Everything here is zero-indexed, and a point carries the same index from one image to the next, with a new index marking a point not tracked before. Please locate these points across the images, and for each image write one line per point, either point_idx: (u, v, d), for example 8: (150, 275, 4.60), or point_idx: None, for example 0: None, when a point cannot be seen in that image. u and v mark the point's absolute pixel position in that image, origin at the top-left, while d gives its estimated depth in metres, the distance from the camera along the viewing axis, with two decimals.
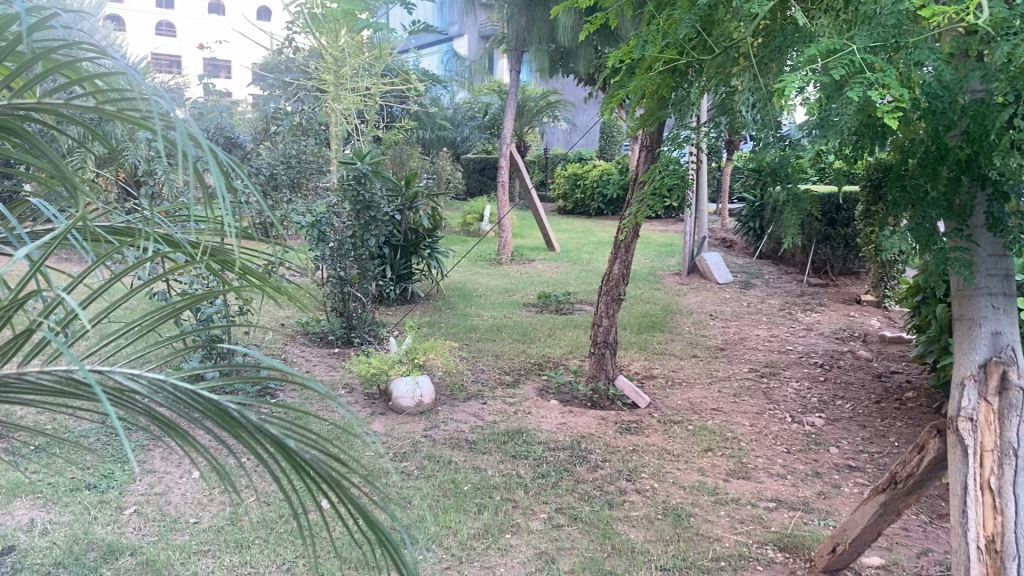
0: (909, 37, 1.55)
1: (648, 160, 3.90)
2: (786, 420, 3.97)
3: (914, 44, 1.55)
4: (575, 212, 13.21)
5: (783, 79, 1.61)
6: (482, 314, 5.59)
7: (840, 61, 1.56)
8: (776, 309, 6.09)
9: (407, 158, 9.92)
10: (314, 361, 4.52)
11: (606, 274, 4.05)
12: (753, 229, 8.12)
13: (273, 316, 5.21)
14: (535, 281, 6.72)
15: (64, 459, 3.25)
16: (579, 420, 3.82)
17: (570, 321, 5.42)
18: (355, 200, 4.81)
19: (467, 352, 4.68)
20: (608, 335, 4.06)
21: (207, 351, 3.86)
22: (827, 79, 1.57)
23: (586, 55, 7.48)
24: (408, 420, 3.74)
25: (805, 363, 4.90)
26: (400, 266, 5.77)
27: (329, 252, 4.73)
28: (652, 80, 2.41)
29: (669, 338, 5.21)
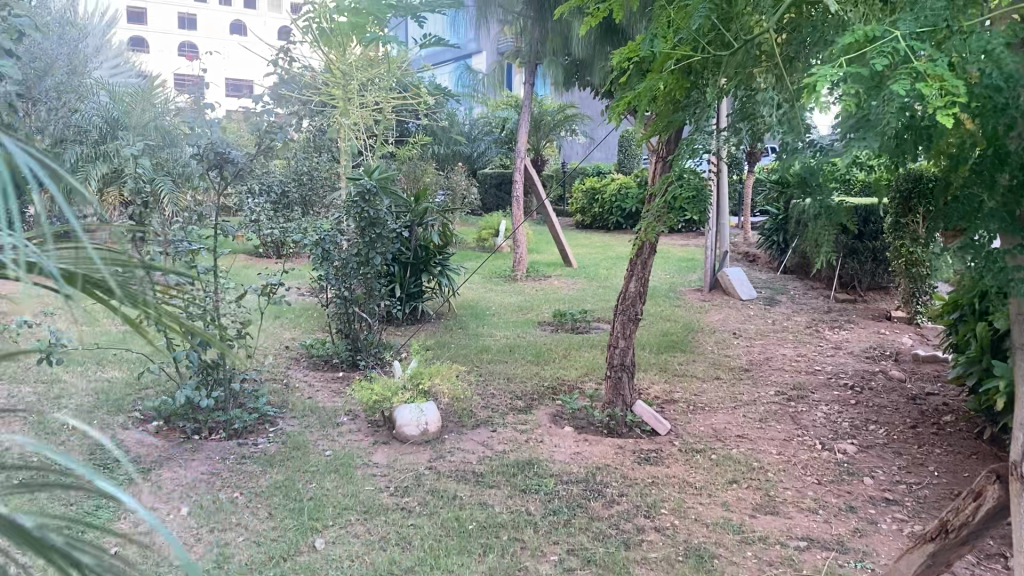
0: (961, 22, 1.41)
1: (664, 169, 3.69)
2: (815, 448, 3.71)
3: (966, 30, 1.41)
4: (594, 227, 12.97)
5: (814, 74, 1.46)
6: (494, 334, 5.37)
7: (881, 51, 1.41)
8: (803, 326, 5.83)
9: (421, 174, 9.76)
10: (317, 387, 4.33)
11: (622, 292, 3.82)
12: (778, 243, 7.85)
13: (277, 339, 5.03)
14: (550, 299, 6.51)
15: (48, 496, 3.04)
16: (594, 449, 3.59)
17: (586, 341, 5.20)
18: (360, 218, 4.52)
19: (477, 375, 4.47)
20: (625, 357, 3.83)
21: (202, 379, 3.67)
22: (865, 73, 1.41)
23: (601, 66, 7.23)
24: (412, 450, 3.53)
25: (834, 385, 4.63)
26: (410, 285, 5.58)
27: (334, 272, 4.54)
28: (664, 80, 2.29)
29: (690, 359, 4.96)
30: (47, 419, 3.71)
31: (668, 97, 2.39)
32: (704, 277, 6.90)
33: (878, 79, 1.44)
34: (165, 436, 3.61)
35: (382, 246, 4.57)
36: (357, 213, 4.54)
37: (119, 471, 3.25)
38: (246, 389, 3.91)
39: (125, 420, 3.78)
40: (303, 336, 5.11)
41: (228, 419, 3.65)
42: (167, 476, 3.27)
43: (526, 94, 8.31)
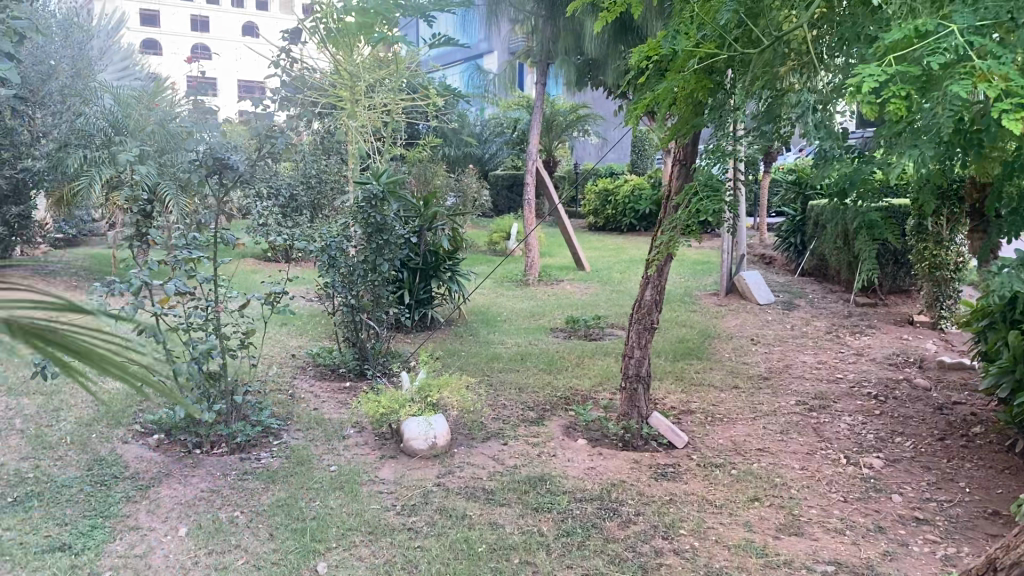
0: (998, 30, 1.54)
1: (682, 175, 3.56)
2: (840, 462, 3.56)
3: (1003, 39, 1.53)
4: (607, 229, 12.81)
5: (859, 74, 1.53)
6: (506, 341, 5.25)
7: (935, 48, 1.50)
8: (823, 332, 5.67)
9: (431, 176, 9.64)
10: (324, 397, 4.21)
11: (637, 300, 3.68)
12: (794, 245, 7.68)
13: (283, 347, 4.92)
14: (563, 304, 6.37)
15: (42, 515, 2.93)
16: (609, 463, 3.45)
17: (600, 348, 5.06)
18: (367, 224, 4.42)
19: (489, 385, 4.34)
20: (641, 367, 3.69)
21: (203, 392, 3.55)
22: (914, 73, 1.50)
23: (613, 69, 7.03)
24: (420, 465, 3.40)
25: (858, 394, 4.47)
26: (419, 291, 5.47)
27: (340, 278, 4.42)
28: (686, 80, 2.28)
29: (707, 366, 4.82)
30: (46, 433, 3.61)
31: (689, 101, 2.40)
32: (720, 281, 6.75)
33: (921, 81, 1.54)
34: (165, 450, 3.50)
35: (390, 252, 4.46)
36: (364, 219, 4.44)
37: (116, 489, 3.13)
38: (249, 401, 3.80)
39: (126, 433, 3.67)
40: (310, 344, 5.00)
41: (229, 433, 3.53)
42: (165, 493, 3.15)
43: (537, 95, 8.16)
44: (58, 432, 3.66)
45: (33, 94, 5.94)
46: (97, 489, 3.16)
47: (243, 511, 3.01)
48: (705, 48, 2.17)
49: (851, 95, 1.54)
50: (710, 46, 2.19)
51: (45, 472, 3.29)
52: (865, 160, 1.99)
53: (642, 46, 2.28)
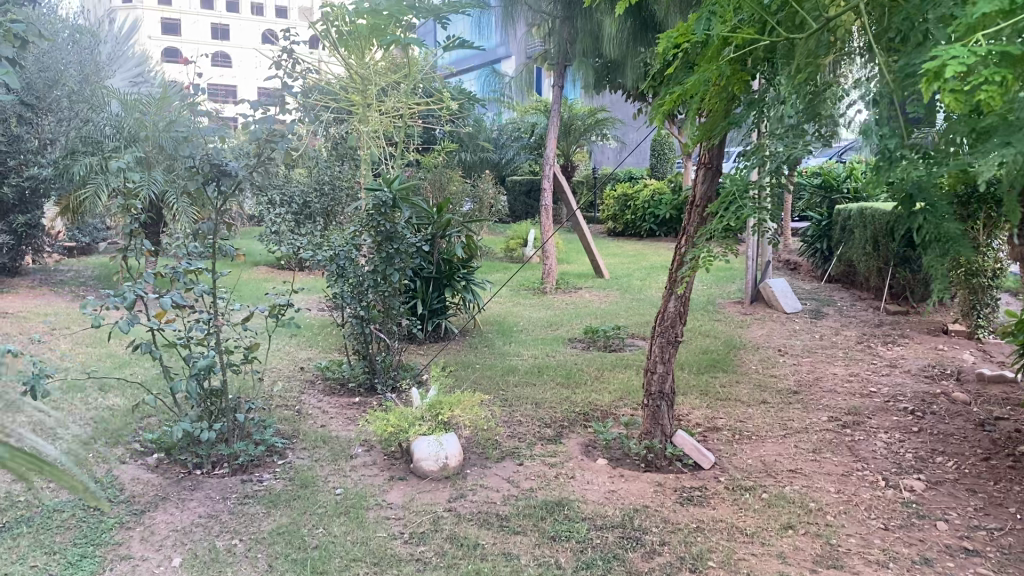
0: None
1: (709, 179, 3.36)
2: (878, 485, 3.33)
3: None
4: (626, 234, 12.60)
5: (940, 54, 1.34)
6: (522, 352, 5.05)
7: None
8: (853, 342, 5.42)
9: (447, 181, 9.48)
10: (331, 413, 4.03)
11: (660, 312, 3.49)
12: (820, 250, 7.43)
13: (292, 360, 4.75)
14: (582, 313, 6.16)
15: (29, 542, 2.76)
16: (631, 486, 3.25)
17: (620, 360, 4.85)
18: (377, 231, 4.24)
19: (503, 400, 4.14)
20: (664, 383, 3.49)
21: (203, 409, 3.39)
22: (1010, 51, 1.30)
23: (633, 70, 6.81)
24: (431, 488, 3.21)
25: (893, 409, 4.23)
26: (433, 300, 5.29)
27: (348, 289, 4.22)
28: (720, 71, 2.11)
29: (734, 380, 4.60)
30: None
31: (722, 95, 2.24)
32: (745, 289, 6.51)
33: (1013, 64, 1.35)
34: (164, 472, 3.33)
35: (401, 262, 4.28)
36: (374, 227, 4.27)
37: (109, 514, 2.97)
38: (252, 420, 3.62)
39: (124, 452, 3.52)
40: (319, 356, 4.83)
41: (230, 453, 3.35)
42: (160, 519, 2.98)
43: (554, 99, 7.96)
44: None
45: (39, 102, 5.89)
46: (89, 514, 3.00)
47: (242, 539, 2.83)
48: (745, 33, 1.98)
49: (928, 82, 1.34)
50: (750, 31, 2.01)
51: (38, 495, 3.13)
52: (937, 163, 1.85)
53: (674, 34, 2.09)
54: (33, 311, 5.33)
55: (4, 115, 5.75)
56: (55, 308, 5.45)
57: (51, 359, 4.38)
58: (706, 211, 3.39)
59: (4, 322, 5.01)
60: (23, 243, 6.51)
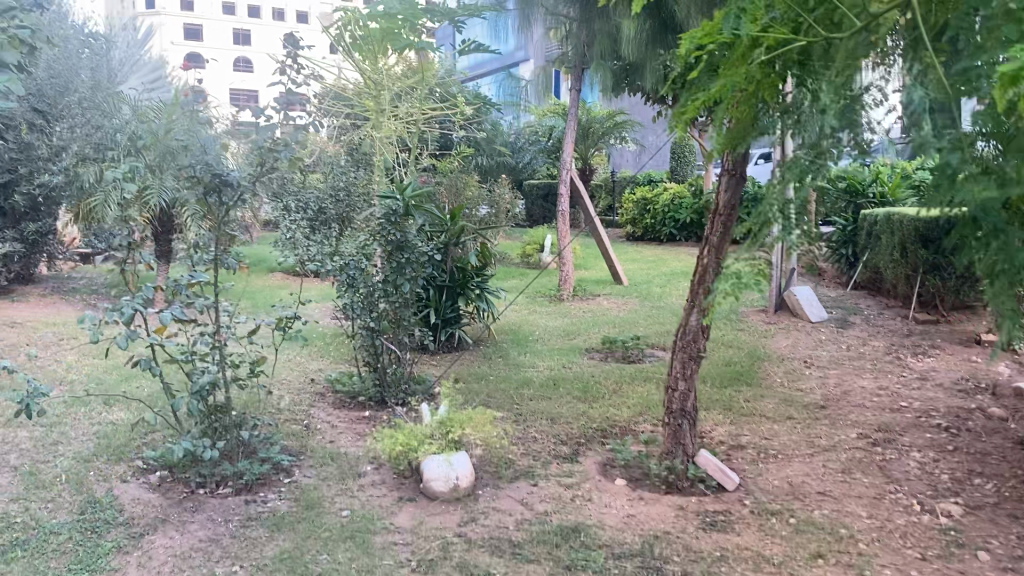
0: None
1: (734, 187, 3.20)
2: (913, 510, 3.15)
3: None
4: (645, 239, 12.40)
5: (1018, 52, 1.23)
6: (538, 363, 4.90)
7: None
8: (882, 353, 5.23)
9: (463, 186, 9.35)
10: (340, 428, 3.89)
11: (681, 326, 3.34)
12: (845, 257, 7.29)
13: (301, 372, 4.62)
14: (600, 321, 6.00)
15: (22, 568, 2.65)
16: (651, 510, 3.09)
17: (640, 373, 4.69)
18: (386, 240, 4.10)
19: (517, 415, 3.99)
20: (685, 401, 3.34)
21: (206, 427, 3.27)
22: None
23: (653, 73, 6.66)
24: (441, 511, 3.06)
25: (925, 425, 4.04)
26: (446, 309, 5.15)
27: (358, 300, 4.13)
28: (751, 75, 2.01)
29: (758, 394, 4.43)
30: (40, 471, 3.35)
31: (752, 102, 2.14)
32: (768, 297, 6.33)
33: None
34: (165, 492, 3.22)
35: (412, 271, 4.14)
36: (384, 236, 4.11)
37: (106, 538, 2.85)
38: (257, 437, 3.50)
39: (125, 470, 3.40)
40: (329, 368, 4.71)
41: (232, 473, 3.22)
42: (159, 543, 2.86)
43: (571, 102, 7.80)
44: (53, 466, 3.40)
45: (51, 108, 5.90)
46: (87, 537, 2.88)
47: (242, 566, 2.70)
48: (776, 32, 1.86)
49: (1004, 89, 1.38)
50: (782, 31, 1.91)
51: (34, 515, 3.02)
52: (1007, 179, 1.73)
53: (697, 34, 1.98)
54: (41, 321, 5.25)
55: (14, 120, 5.74)
56: (64, 317, 5.37)
57: (57, 371, 4.29)
58: (730, 221, 3.24)
59: (12, 332, 4.92)
60: (34, 250, 6.46)
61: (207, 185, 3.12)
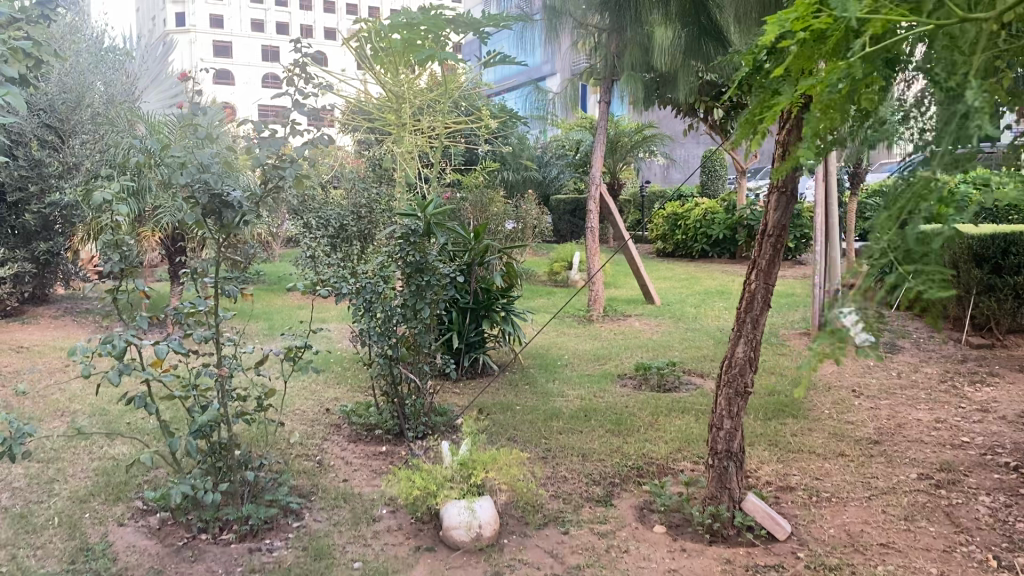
0: None
1: (783, 207, 2.92)
2: (989, 566, 2.79)
3: None
4: (676, 255, 12.08)
5: None
6: (567, 392, 4.61)
7: None
8: (937, 381, 4.87)
9: (488, 203, 9.11)
10: (355, 465, 3.62)
11: (726, 358, 3.06)
12: None
13: (317, 402, 4.37)
14: (632, 344, 5.70)
15: None
16: (694, 564, 2.78)
17: (676, 403, 4.38)
18: (404, 263, 3.83)
19: (546, 452, 3.70)
20: (732, 442, 3.04)
21: (210, 466, 3.02)
22: None
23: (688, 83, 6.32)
24: (461, 564, 2.77)
25: (993, 464, 3.67)
26: (469, 333, 4.88)
27: (376, 327, 3.80)
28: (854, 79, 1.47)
29: (805, 428, 4.11)
30: (32, 513, 3.11)
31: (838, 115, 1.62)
32: (810, 319, 6.00)
33: None
34: (163, 538, 2.96)
35: (433, 294, 3.87)
36: (403, 258, 3.87)
37: None
38: (266, 474, 3.24)
39: (123, 512, 3.16)
40: (346, 396, 4.45)
41: (234, 518, 2.96)
42: None
43: (600, 115, 7.54)
44: (47, 505, 3.17)
45: (62, 124, 5.72)
46: None
47: None
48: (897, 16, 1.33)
49: None
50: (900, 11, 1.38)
51: (20, 563, 2.77)
52: None
53: (793, 13, 1.35)
54: (50, 345, 5.06)
55: (23, 136, 5.55)
56: (75, 341, 5.18)
57: (60, 401, 4.07)
58: (780, 241, 2.96)
59: (19, 358, 4.73)
60: (47, 270, 6.29)
61: (208, 206, 2.85)
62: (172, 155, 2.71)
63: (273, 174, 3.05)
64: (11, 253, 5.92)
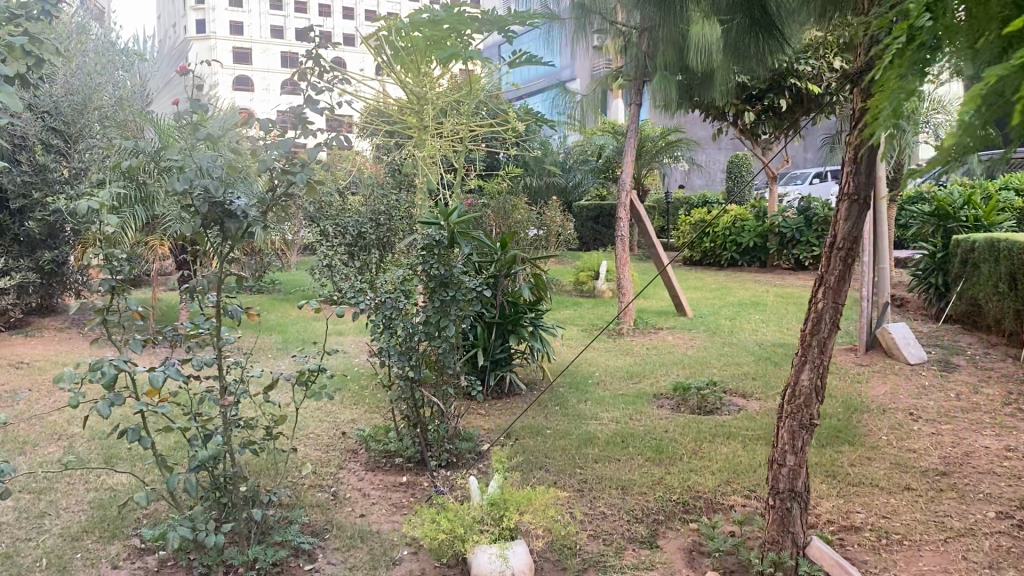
0: None
1: (854, 216, 2.61)
2: None
3: None
4: (704, 263, 11.72)
5: None
6: (600, 414, 4.28)
7: None
8: (1001, 402, 4.49)
9: (512, 210, 8.82)
10: (373, 496, 3.31)
11: (789, 386, 2.74)
12: (935, 284, 6.86)
13: (332, 425, 4.08)
14: (667, 360, 5.38)
15: None
16: None
17: (720, 427, 4.05)
18: (428, 277, 3.55)
19: (581, 483, 3.38)
20: (795, 480, 2.71)
21: (214, 504, 2.72)
22: None
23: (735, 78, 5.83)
24: None
25: None
26: (496, 349, 4.58)
27: (395, 345, 3.46)
28: None
29: (863, 457, 3.75)
30: (18, 552, 2.82)
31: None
32: (857, 334, 5.65)
33: None
34: None
35: (458, 310, 3.57)
36: (426, 271, 3.57)
37: None
38: (273, 511, 2.92)
39: (118, 552, 2.86)
40: (364, 418, 4.16)
41: (238, 563, 2.64)
42: None
43: (630, 118, 7.16)
44: (36, 543, 2.88)
45: (68, 128, 5.52)
46: None
47: None
48: None
49: None
50: None
51: None
52: None
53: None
54: (52, 360, 4.81)
55: (28, 140, 5.33)
56: (78, 356, 4.93)
57: (60, 424, 3.82)
58: (851, 256, 2.63)
59: (18, 375, 4.47)
60: (53, 279, 6.04)
61: (208, 216, 2.39)
62: (167, 157, 2.30)
63: (281, 179, 2.56)
64: (16, 262, 5.70)
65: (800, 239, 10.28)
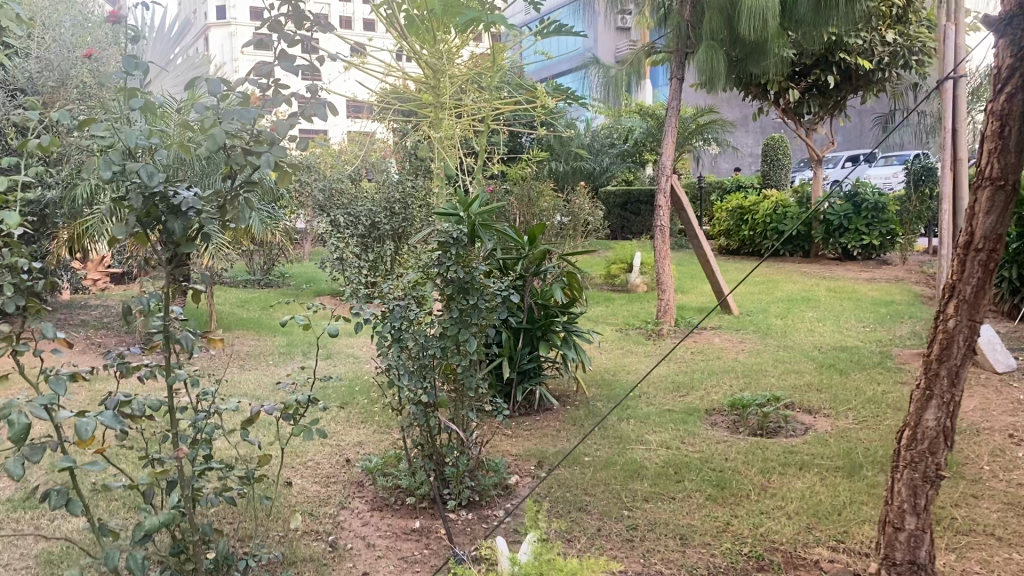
0: None
1: (1001, 207, 1.99)
2: None
3: None
4: (741, 253, 11.05)
5: None
6: (646, 437, 3.67)
7: None
8: None
9: (537, 198, 8.20)
10: (379, 546, 2.73)
11: (908, 426, 2.12)
12: (1007, 278, 6.18)
13: (336, 451, 3.51)
14: (717, 368, 4.75)
15: None
16: None
17: (790, 455, 3.43)
18: (444, 280, 2.99)
19: (628, 533, 2.78)
20: (918, 549, 2.11)
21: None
22: None
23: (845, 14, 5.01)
24: None
25: None
26: (522, 359, 3.99)
27: (404, 360, 2.82)
28: None
29: (968, 496, 3.12)
30: None
31: None
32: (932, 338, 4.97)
33: None
34: None
35: (479, 321, 3.00)
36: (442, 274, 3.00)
37: None
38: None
39: None
40: (372, 444, 3.57)
41: None
42: None
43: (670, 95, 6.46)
44: None
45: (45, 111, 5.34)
46: None
47: None
48: None
49: None
50: None
51: None
52: None
53: None
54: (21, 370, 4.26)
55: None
56: None
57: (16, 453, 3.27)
58: (993, 260, 2.01)
59: None
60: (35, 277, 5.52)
61: (148, 210, 1.79)
62: (89, 132, 1.71)
63: (244, 163, 1.87)
64: None
65: (847, 227, 9.64)
